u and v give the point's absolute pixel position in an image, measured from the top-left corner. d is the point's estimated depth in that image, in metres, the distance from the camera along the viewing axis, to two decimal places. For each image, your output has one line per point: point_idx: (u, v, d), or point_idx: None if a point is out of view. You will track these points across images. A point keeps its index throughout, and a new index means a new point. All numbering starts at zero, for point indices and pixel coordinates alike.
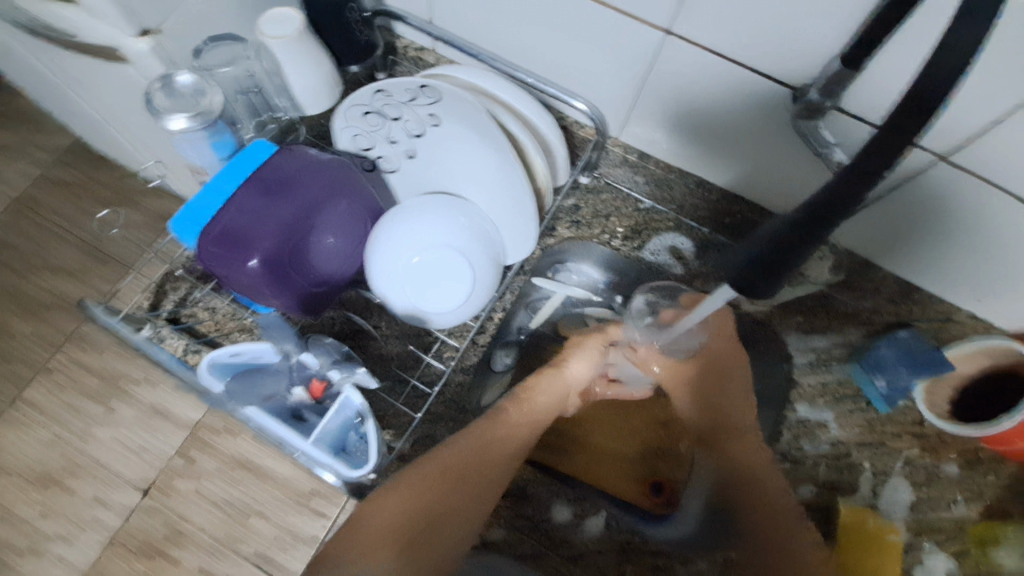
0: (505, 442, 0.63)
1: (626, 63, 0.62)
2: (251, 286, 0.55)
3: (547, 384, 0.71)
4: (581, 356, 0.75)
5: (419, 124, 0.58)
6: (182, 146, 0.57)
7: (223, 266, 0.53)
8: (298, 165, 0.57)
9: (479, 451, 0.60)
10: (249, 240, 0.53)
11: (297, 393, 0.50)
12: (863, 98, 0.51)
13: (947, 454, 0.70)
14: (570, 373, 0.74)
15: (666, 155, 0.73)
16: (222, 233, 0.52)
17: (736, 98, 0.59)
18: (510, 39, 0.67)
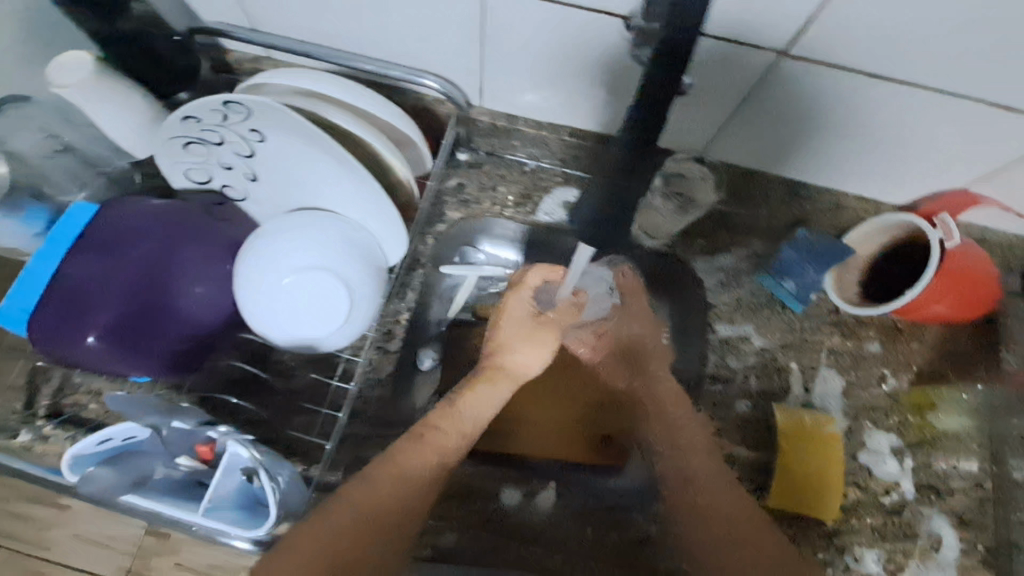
0: (430, 461, 0.54)
1: (456, 27, 0.57)
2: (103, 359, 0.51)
3: (484, 388, 0.62)
4: (526, 346, 0.67)
5: (245, 144, 0.52)
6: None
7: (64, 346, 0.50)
8: (128, 221, 0.53)
9: (400, 478, 0.52)
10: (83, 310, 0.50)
11: (184, 464, 0.49)
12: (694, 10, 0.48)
13: (870, 334, 0.72)
14: (512, 363, 0.65)
15: (536, 114, 0.68)
16: (60, 309, 0.50)
17: (576, 40, 0.55)
18: (333, 28, 0.61)
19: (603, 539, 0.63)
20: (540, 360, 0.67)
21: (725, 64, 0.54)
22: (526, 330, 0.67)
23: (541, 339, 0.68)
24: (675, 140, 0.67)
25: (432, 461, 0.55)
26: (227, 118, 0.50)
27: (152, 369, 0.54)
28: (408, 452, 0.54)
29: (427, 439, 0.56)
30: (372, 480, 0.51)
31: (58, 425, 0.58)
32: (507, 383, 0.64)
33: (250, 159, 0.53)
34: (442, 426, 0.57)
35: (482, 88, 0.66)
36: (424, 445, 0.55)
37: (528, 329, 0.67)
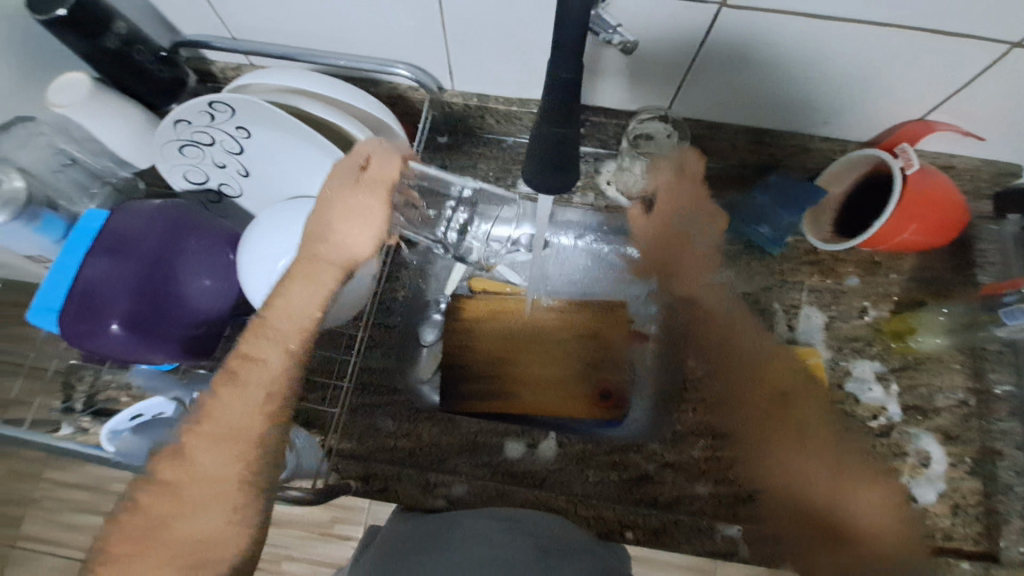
0: (233, 416, 0.52)
1: (417, 16, 0.61)
2: (124, 351, 0.56)
3: (302, 284, 0.54)
4: (351, 218, 0.56)
5: (236, 143, 0.57)
6: (5, 240, 0.56)
7: (88, 339, 0.55)
8: (136, 219, 0.58)
9: (226, 443, 0.51)
10: (102, 306, 0.55)
11: None
12: None
13: (848, 269, 0.75)
14: (342, 240, 0.56)
15: (504, 91, 0.72)
16: (81, 307, 0.55)
17: (529, 13, 0.58)
18: (304, 30, 0.65)
19: (607, 479, 0.67)
20: (372, 239, 0.57)
21: (667, 21, 0.56)
22: (357, 210, 0.56)
23: (372, 208, 0.57)
24: (639, 102, 0.70)
25: (235, 410, 0.52)
26: (214, 118, 0.54)
27: (169, 357, 0.58)
28: (201, 425, 0.51)
29: (244, 385, 0.52)
30: (187, 482, 0.50)
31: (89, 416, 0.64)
32: (331, 272, 0.55)
33: (241, 155, 0.59)
34: (258, 362, 0.53)
35: (450, 72, 0.70)
36: (247, 393, 0.52)
37: (356, 200, 0.56)
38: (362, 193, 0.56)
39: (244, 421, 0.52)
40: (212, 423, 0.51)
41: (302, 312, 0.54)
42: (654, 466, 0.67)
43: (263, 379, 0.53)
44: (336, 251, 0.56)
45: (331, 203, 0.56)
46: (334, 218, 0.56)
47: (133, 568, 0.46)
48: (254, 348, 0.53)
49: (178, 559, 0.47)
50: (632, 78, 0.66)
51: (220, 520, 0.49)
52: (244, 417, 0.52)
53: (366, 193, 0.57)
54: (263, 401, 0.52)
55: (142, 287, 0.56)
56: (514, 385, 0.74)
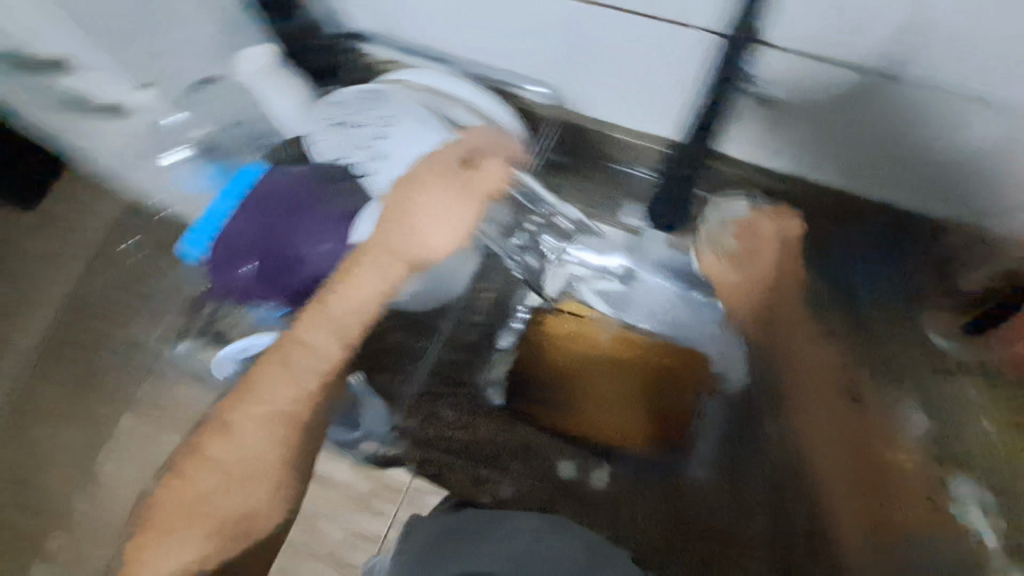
0: (309, 341, 0.63)
1: (566, 42, 0.64)
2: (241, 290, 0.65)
3: (375, 269, 0.65)
4: (434, 215, 0.65)
5: (379, 128, 0.64)
6: (178, 175, 0.67)
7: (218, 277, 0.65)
8: (278, 183, 0.63)
9: (244, 426, 0.59)
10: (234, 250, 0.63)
11: None
12: (786, 27, 0.50)
13: (964, 374, 0.68)
14: (417, 234, 0.65)
15: (630, 122, 0.73)
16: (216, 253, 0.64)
17: (678, 54, 0.58)
18: (455, 38, 0.71)
19: (654, 523, 0.67)
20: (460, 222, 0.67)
21: (821, 80, 0.55)
22: (450, 192, 0.65)
23: (452, 211, 0.66)
24: (765, 153, 0.69)
25: (310, 334, 0.64)
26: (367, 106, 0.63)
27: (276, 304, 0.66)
28: (245, 399, 0.60)
29: (292, 367, 0.62)
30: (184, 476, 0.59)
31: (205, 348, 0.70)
32: (399, 260, 0.66)
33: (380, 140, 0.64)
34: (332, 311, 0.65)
35: (582, 97, 0.72)
36: (262, 396, 0.60)
37: (444, 200, 0.65)
38: (452, 193, 0.65)
39: (277, 395, 0.61)
40: (282, 384, 0.61)
41: (370, 292, 0.66)
42: (711, 517, 0.67)
43: (305, 366, 0.63)
44: (411, 238, 0.65)
45: (418, 188, 0.64)
46: (410, 210, 0.64)
47: (190, 545, 0.56)
48: (337, 304, 0.65)
49: (218, 524, 0.57)
50: (765, 128, 0.65)
51: (265, 497, 0.60)
52: (268, 440, 0.60)
53: (449, 194, 0.65)
54: (343, 346, 0.66)
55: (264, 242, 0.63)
56: (579, 401, 0.72)
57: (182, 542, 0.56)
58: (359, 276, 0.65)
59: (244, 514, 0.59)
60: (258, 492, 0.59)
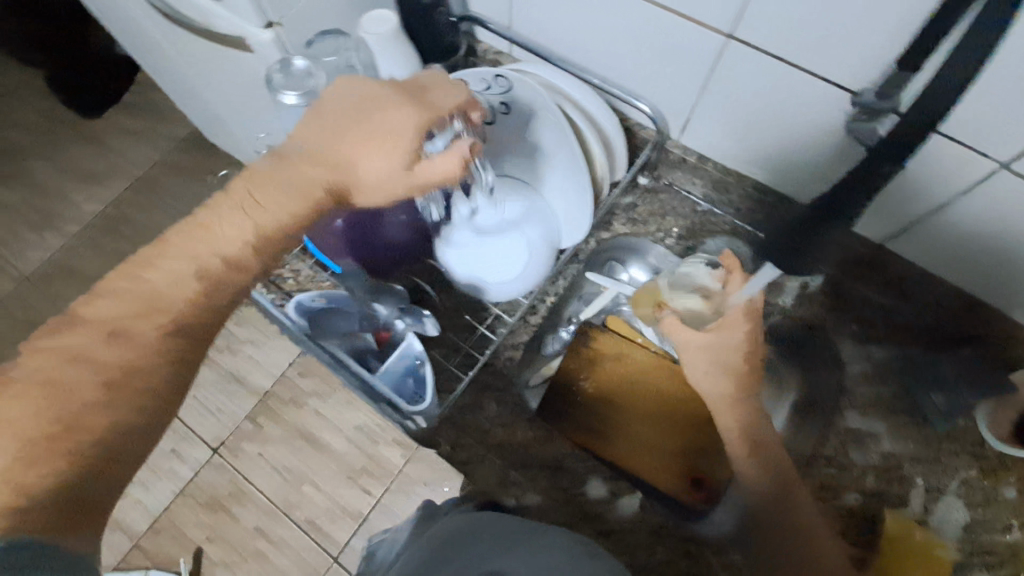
0: (230, 224, 0.48)
1: (686, 69, 0.66)
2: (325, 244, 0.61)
3: (283, 183, 0.48)
4: (371, 139, 0.49)
5: (491, 114, 0.65)
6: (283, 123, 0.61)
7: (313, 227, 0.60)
8: None
9: (132, 315, 0.45)
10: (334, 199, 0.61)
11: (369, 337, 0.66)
12: (966, 124, 0.52)
13: (1009, 479, 0.65)
14: (359, 164, 0.49)
15: (725, 159, 0.76)
16: None
17: (797, 95, 0.60)
18: (576, 43, 0.74)
19: (674, 565, 0.65)
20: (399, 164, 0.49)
21: (945, 162, 0.56)
22: (365, 127, 0.49)
23: (393, 140, 0.49)
24: (876, 224, 0.69)
25: (238, 220, 0.48)
26: (488, 88, 0.64)
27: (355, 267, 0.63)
28: (152, 264, 0.46)
29: (175, 244, 0.47)
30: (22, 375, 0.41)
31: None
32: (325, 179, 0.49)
33: (490, 126, 0.65)
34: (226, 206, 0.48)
35: (685, 123, 0.74)
36: (176, 266, 0.46)
37: (385, 116, 0.49)
38: (393, 112, 0.49)
39: (175, 285, 0.46)
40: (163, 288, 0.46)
41: (283, 204, 0.49)
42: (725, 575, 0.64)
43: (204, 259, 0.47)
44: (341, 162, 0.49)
45: (349, 103, 0.51)
46: (345, 128, 0.49)
47: (36, 462, 0.39)
48: (247, 187, 0.48)
49: (68, 449, 0.40)
50: (884, 200, 0.65)
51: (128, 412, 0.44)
52: (181, 277, 0.46)
53: (395, 112, 0.50)
54: (256, 232, 0.48)
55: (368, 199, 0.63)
56: (613, 432, 0.72)
57: (30, 457, 0.39)
58: (269, 175, 0.49)
59: (109, 445, 0.42)
60: (144, 433, 0.45)
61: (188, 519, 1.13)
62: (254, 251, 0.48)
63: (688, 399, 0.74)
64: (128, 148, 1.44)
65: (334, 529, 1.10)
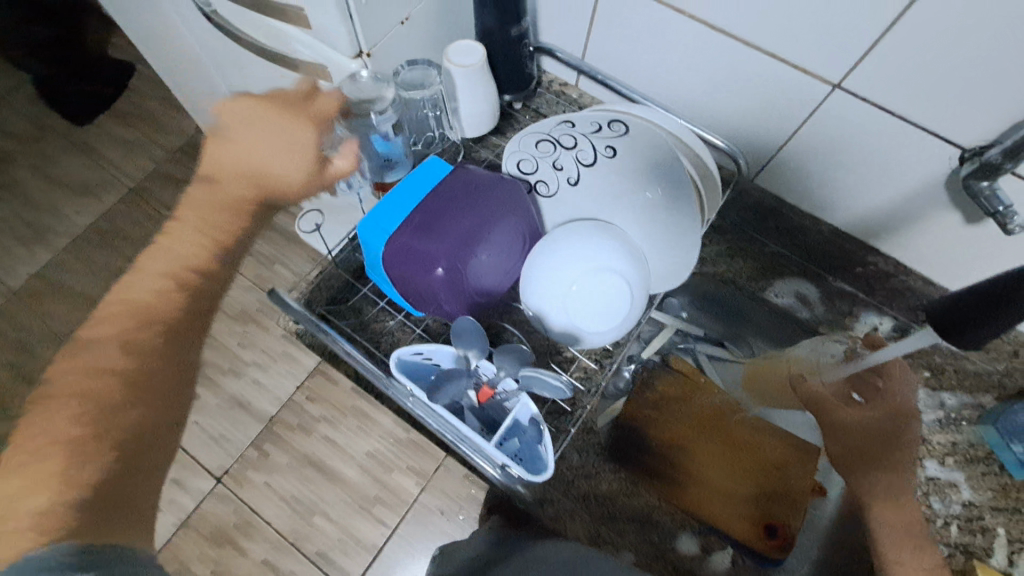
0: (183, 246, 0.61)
1: (778, 113, 0.66)
2: (424, 295, 0.59)
3: (214, 201, 0.62)
4: (276, 148, 0.61)
5: (591, 155, 0.64)
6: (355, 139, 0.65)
7: (406, 270, 0.58)
8: (478, 185, 0.61)
9: (126, 330, 0.56)
10: (428, 254, 0.57)
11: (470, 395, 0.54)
12: None
13: None
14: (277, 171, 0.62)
15: (804, 203, 0.74)
16: (412, 243, 0.57)
17: (896, 146, 0.60)
18: (659, 79, 0.73)
19: None
20: (307, 175, 0.62)
21: None
22: (279, 139, 0.60)
23: (288, 128, 0.60)
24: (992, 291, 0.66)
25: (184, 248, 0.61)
26: (599, 131, 0.64)
27: (452, 314, 0.62)
28: (132, 289, 0.58)
29: (144, 267, 0.59)
30: (56, 391, 0.51)
31: (345, 327, 0.66)
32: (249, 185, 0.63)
33: (586, 167, 0.64)
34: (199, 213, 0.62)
35: (765, 165, 0.73)
36: (143, 279, 0.59)
37: (264, 123, 0.60)
38: (278, 118, 0.60)
39: (161, 298, 0.58)
40: (143, 304, 0.57)
41: (209, 213, 0.62)
42: None
43: (175, 267, 0.60)
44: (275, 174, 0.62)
45: (237, 128, 0.61)
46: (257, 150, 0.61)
47: (89, 450, 0.49)
48: (192, 212, 0.62)
49: (111, 443, 0.51)
50: (987, 259, 0.64)
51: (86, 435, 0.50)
52: (155, 288, 0.58)
53: (274, 118, 0.60)
54: (213, 244, 0.61)
55: (462, 249, 0.58)
56: (693, 480, 0.70)
57: (83, 448, 0.49)
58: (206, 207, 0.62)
59: (136, 437, 0.53)
60: (166, 420, 0.56)
61: (193, 554, 1.04)
62: (191, 275, 0.60)
63: (758, 443, 0.72)
64: (116, 153, 1.33)
65: (347, 562, 1.02)
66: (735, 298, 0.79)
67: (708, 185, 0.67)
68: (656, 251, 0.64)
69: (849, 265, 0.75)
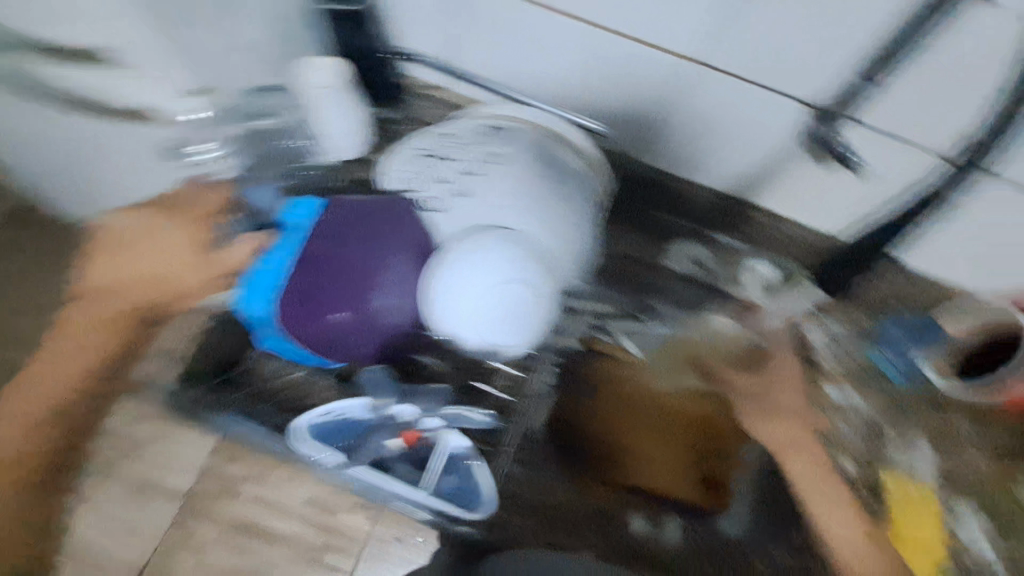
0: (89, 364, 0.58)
1: (647, 92, 0.67)
2: (331, 342, 0.59)
3: (70, 341, 0.56)
4: (152, 254, 0.57)
5: (474, 163, 0.60)
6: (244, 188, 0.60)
7: (296, 322, 0.58)
8: (359, 221, 0.60)
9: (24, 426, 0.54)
10: (317, 299, 0.57)
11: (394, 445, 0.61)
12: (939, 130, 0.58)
13: (960, 414, 0.76)
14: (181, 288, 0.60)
15: (685, 171, 0.77)
16: (295, 294, 0.58)
17: (756, 108, 0.64)
18: (528, 72, 0.71)
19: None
20: (200, 276, 0.60)
21: (906, 166, 0.62)
22: (156, 245, 0.57)
23: (182, 235, 0.58)
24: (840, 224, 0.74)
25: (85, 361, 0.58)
26: (477, 138, 0.62)
27: (362, 357, 0.60)
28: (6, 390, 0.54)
29: (33, 370, 0.55)
30: None
31: (264, 405, 0.66)
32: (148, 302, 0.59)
33: (470, 176, 0.60)
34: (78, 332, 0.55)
35: (643, 142, 0.75)
36: (46, 379, 0.55)
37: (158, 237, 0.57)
38: (165, 223, 0.57)
39: (61, 378, 0.55)
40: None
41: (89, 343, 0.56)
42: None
43: (69, 373, 0.55)
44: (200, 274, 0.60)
45: (116, 244, 0.56)
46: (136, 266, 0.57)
47: None
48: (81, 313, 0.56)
49: None
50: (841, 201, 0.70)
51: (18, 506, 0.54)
52: (61, 383, 0.55)
53: (167, 229, 0.57)
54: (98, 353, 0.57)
55: (350, 286, 0.58)
56: (633, 463, 0.72)
57: None
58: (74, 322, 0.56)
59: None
60: (31, 513, 0.56)
61: None
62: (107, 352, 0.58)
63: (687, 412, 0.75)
64: None
65: None
66: (640, 271, 0.79)
67: (597, 170, 0.67)
68: (557, 244, 0.61)
69: (731, 219, 0.79)
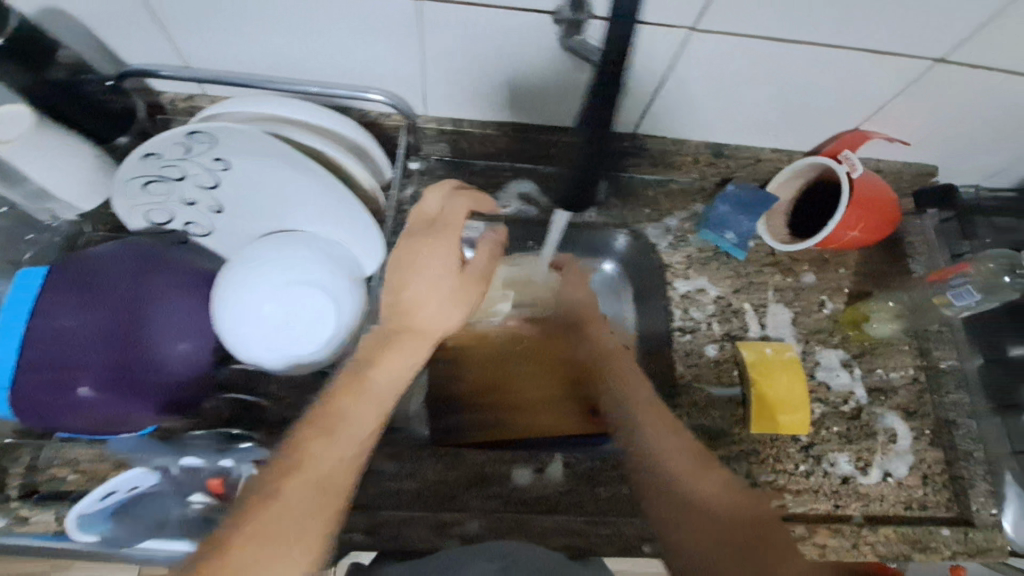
0: (332, 466, 0.48)
1: (402, 48, 0.62)
2: (110, 416, 0.52)
3: None
4: None
5: (209, 176, 0.54)
6: None
7: (59, 408, 0.51)
8: (101, 270, 0.54)
9: None
10: (75, 370, 0.51)
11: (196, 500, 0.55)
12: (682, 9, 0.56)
13: (803, 267, 0.80)
14: None
15: (480, 114, 0.73)
16: (43, 377, 0.50)
17: (505, 33, 0.60)
18: (269, 56, 0.63)
19: (617, 497, 0.66)
20: None
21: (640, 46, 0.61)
22: None
23: None
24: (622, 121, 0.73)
25: (338, 460, 0.49)
26: (190, 149, 0.52)
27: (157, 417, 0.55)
28: None
29: None
30: None
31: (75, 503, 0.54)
32: None
33: (215, 190, 0.55)
34: (381, 364, 0.54)
35: (424, 96, 0.70)
36: None
37: None
38: None
39: None
40: None
41: None
42: None
43: None
44: None
45: None
46: None
47: None
48: None
49: None
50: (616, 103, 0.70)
51: None
52: None
53: None
54: None
55: (113, 342, 0.52)
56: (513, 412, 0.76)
57: None
58: None
59: None
60: None
61: None
62: None
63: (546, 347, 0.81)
64: None
65: None
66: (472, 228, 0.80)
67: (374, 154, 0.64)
68: (347, 239, 0.59)
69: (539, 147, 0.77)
